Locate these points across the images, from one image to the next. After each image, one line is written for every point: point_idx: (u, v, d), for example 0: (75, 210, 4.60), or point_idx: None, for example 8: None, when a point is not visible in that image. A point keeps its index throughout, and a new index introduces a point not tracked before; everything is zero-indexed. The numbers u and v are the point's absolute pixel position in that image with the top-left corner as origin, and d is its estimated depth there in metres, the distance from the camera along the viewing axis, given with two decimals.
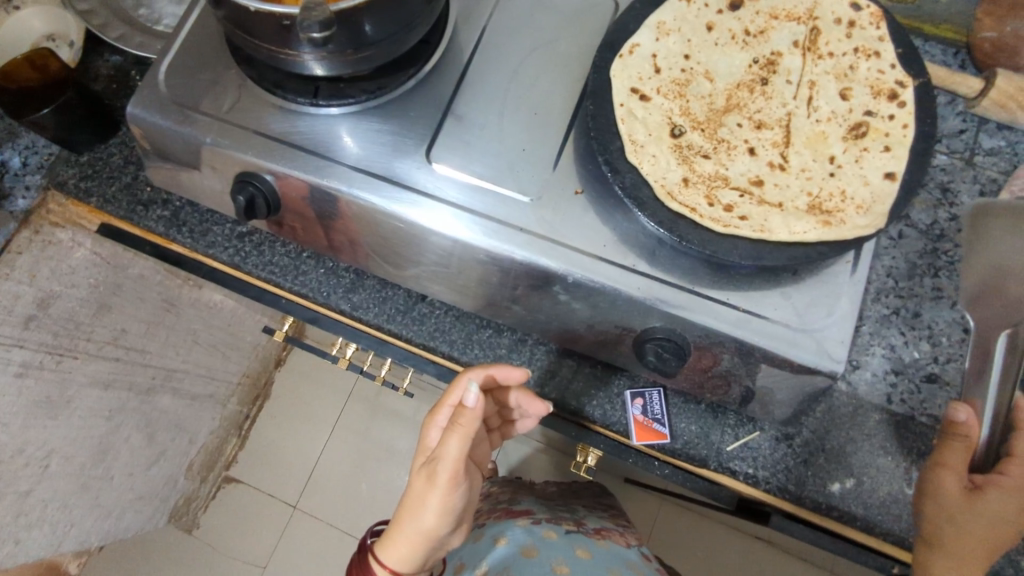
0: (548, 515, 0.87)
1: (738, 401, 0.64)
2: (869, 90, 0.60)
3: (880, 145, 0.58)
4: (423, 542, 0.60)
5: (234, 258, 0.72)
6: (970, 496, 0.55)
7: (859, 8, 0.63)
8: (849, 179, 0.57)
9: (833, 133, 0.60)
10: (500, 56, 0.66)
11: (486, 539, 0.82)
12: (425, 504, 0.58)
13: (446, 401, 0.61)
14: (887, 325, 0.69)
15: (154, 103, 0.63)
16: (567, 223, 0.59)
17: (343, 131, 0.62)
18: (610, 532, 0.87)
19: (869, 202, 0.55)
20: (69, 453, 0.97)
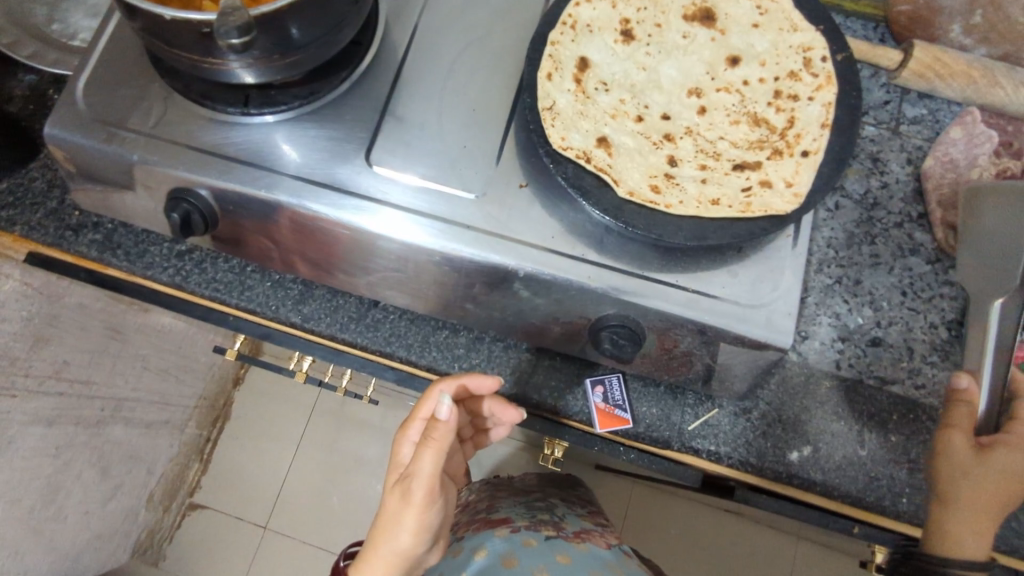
0: (526, 521, 0.86)
1: (700, 378, 0.65)
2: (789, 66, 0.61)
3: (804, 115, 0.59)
4: (398, 564, 0.57)
5: (175, 278, 0.69)
6: (979, 453, 0.60)
7: None
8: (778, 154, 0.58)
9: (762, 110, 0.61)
10: (435, 54, 0.65)
11: (466, 552, 0.81)
12: (401, 523, 0.56)
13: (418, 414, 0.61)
14: (831, 294, 0.71)
15: (73, 122, 0.60)
16: (513, 218, 0.59)
17: (279, 139, 0.61)
18: (589, 534, 0.86)
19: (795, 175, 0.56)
20: (15, 497, 0.92)
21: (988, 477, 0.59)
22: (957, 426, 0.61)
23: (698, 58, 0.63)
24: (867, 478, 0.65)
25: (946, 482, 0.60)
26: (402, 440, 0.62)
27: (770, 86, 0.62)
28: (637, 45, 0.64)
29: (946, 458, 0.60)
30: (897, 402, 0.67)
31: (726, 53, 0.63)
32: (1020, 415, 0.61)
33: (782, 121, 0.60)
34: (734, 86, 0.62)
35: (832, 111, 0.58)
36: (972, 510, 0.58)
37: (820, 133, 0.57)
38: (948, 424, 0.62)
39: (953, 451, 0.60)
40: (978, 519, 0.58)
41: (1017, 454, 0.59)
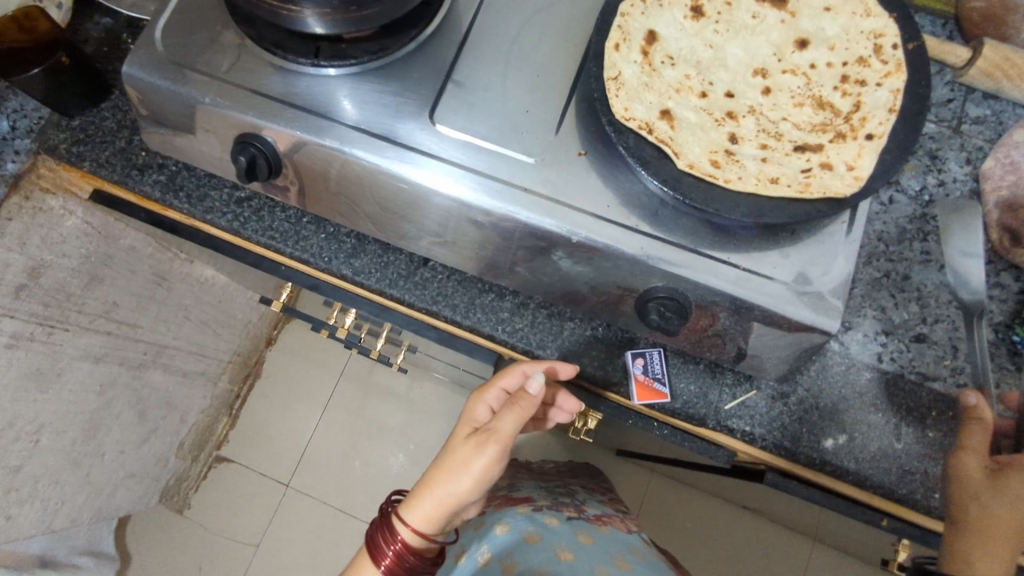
0: (548, 501, 0.87)
1: (733, 358, 0.65)
2: (857, 53, 0.61)
3: (874, 97, 0.59)
4: (443, 512, 0.60)
5: (233, 223, 0.71)
6: (992, 476, 0.59)
7: None
8: (847, 136, 0.58)
9: (827, 93, 0.62)
10: (502, 19, 0.66)
11: (488, 525, 0.81)
12: (460, 471, 0.59)
13: (498, 383, 0.64)
14: (878, 288, 0.71)
15: (150, 62, 0.62)
16: (571, 185, 0.59)
17: (344, 93, 0.62)
18: (609, 518, 0.88)
19: (858, 157, 0.56)
20: (60, 428, 0.96)
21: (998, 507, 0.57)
22: (970, 446, 0.61)
23: (765, 40, 0.63)
24: (900, 471, 0.65)
25: (957, 506, 0.59)
26: (481, 402, 0.64)
27: (835, 72, 0.62)
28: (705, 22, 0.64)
29: (958, 481, 0.60)
30: (936, 399, 0.67)
31: (793, 36, 0.63)
32: None
33: (847, 106, 0.60)
34: (799, 69, 0.63)
35: (900, 97, 0.57)
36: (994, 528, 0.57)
37: (887, 117, 0.57)
38: (961, 445, 0.62)
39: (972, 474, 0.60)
40: (995, 544, 0.56)
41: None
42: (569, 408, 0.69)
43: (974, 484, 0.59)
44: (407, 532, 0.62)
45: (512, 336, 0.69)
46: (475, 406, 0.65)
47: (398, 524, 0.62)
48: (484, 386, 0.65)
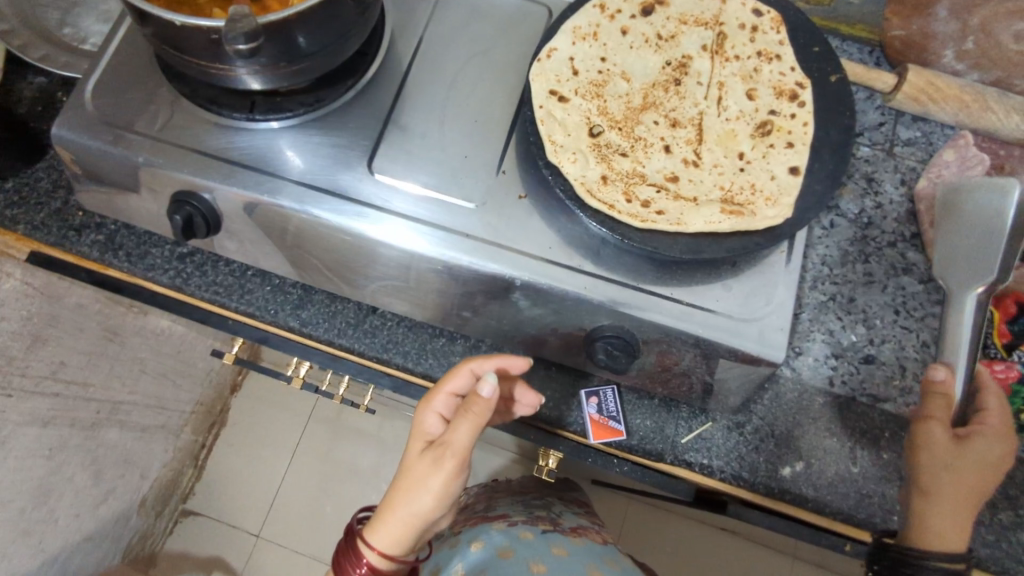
0: (525, 516, 0.82)
1: (701, 396, 0.65)
2: (772, 91, 0.62)
3: (783, 143, 0.59)
4: (407, 536, 0.53)
5: (175, 280, 0.70)
6: (958, 443, 0.58)
7: (761, 13, 0.64)
8: (757, 174, 0.59)
9: (742, 131, 0.61)
10: (438, 66, 0.66)
11: (464, 542, 0.77)
12: (416, 493, 0.52)
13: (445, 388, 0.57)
14: (825, 312, 0.72)
15: (80, 123, 0.61)
16: (511, 229, 0.59)
17: (281, 145, 0.62)
18: (587, 530, 0.82)
19: (776, 195, 0.57)
20: (7, 498, 0.93)
21: (1002, 449, 0.58)
22: (935, 416, 0.59)
23: (594, 149, 0.59)
24: (858, 495, 0.65)
25: (918, 478, 0.58)
26: (436, 412, 0.56)
27: (652, 183, 0.58)
28: (717, 66, 0.63)
29: (925, 449, 0.58)
30: (889, 419, 0.68)
31: (660, 142, 0.60)
32: (986, 408, 0.61)
33: (718, 202, 0.57)
34: (607, 179, 0.58)
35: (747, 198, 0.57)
36: (950, 504, 0.56)
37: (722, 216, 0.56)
38: (926, 415, 0.60)
39: (934, 442, 0.58)
40: (961, 512, 0.56)
41: (969, 467, 0.57)
42: (528, 403, 0.62)
43: (940, 449, 0.58)
44: (369, 559, 0.55)
45: None
46: (427, 415, 0.56)
47: (355, 556, 0.55)
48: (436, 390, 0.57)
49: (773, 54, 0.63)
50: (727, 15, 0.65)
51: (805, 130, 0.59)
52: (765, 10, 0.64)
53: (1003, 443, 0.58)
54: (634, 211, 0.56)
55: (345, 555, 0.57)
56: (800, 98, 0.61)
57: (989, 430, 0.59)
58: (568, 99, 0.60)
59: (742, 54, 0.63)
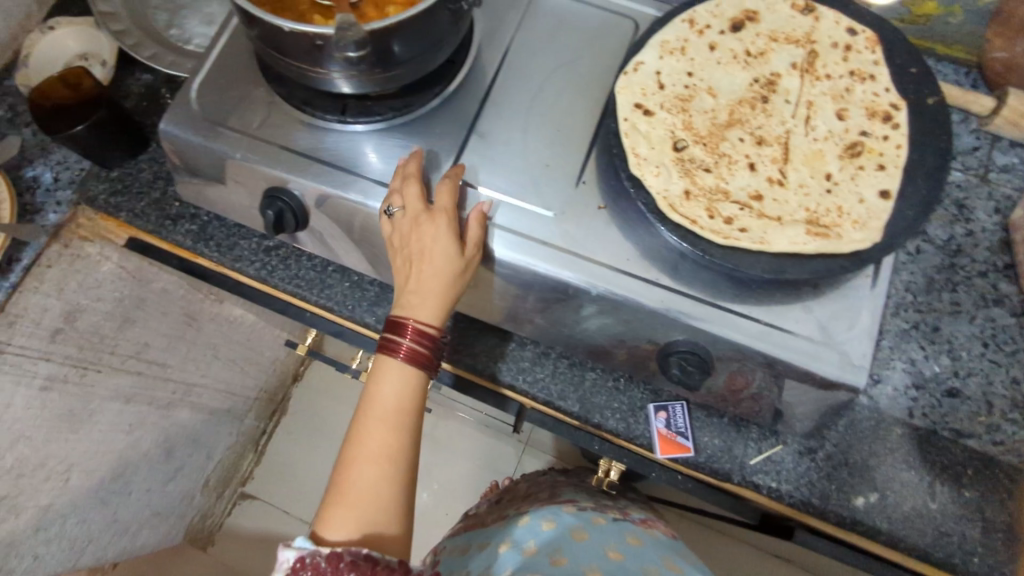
0: (593, 504, 0.79)
1: (771, 419, 0.64)
2: (864, 112, 0.60)
3: (874, 164, 0.58)
4: (447, 298, 0.58)
5: (261, 271, 0.73)
6: None
7: (856, 33, 0.63)
8: (845, 196, 0.57)
9: (830, 151, 0.60)
10: (523, 75, 0.67)
11: (531, 518, 0.73)
12: (449, 242, 0.57)
13: (439, 235, 0.57)
14: (907, 339, 0.69)
15: (185, 119, 0.64)
16: (589, 239, 0.60)
17: (370, 147, 0.64)
18: (655, 523, 0.79)
19: (865, 218, 0.55)
20: (89, 468, 0.99)
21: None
22: None
23: (678, 163, 0.59)
24: (936, 533, 0.62)
25: None
26: (428, 220, 0.58)
27: (735, 200, 0.57)
28: (806, 84, 0.62)
29: None
30: (972, 456, 0.65)
31: (744, 159, 0.59)
32: None
33: (804, 222, 0.56)
34: (689, 194, 0.57)
35: (833, 217, 0.56)
36: None
37: (806, 239, 0.55)
38: None
39: None
40: None
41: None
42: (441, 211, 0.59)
43: None
44: (412, 344, 0.57)
45: (532, 386, 0.69)
46: (421, 236, 0.58)
47: (387, 369, 0.57)
48: (415, 216, 0.58)
49: (867, 74, 0.61)
50: (819, 34, 0.64)
51: (898, 152, 0.57)
52: (861, 30, 0.63)
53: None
54: (716, 227, 0.56)
55: (375, 381, 0.57)
56: (894, 120, 0.59)
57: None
58: (654, 113, 0.60)
59: (833, 73, 0.62)
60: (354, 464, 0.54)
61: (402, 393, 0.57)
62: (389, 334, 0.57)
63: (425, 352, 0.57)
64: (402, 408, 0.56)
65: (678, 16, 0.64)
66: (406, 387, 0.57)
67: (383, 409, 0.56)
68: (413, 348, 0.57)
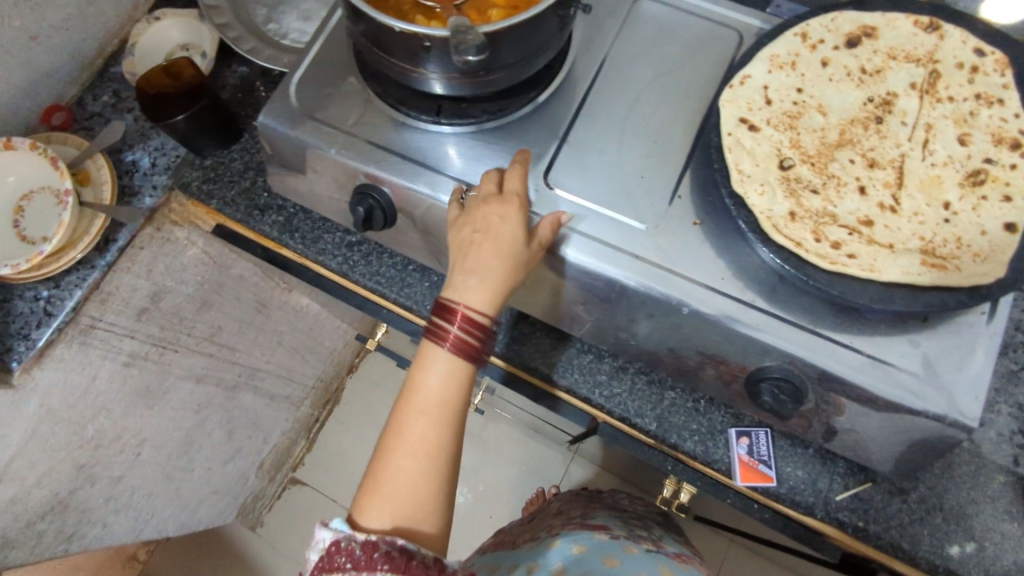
0: (626, 531, 0.80)
1: (822, 436, 0.61)
2: (989, 138, 0.57)
3: (999, 195, 0.55)
4: (500, 289, 0.56)
5: (342, 265, 0.74)
6: None
7: (984, 54, 0.59)
8: (965, 227, 0.54)
9: (949, 178, 0.56)
10: (621, 83, 0.66)
11: (562, 541, 0.76)
12: (511, 232, 0.57)
13: (505, 222, 0.57)
14: (1015, 382, 0.64)
15: (284, 113, 0.65)
16: (683, 255, 0.58)
17: (462, 149, 0.64)
18: (691, 559, 0.79)
19: (987, 251, 0.52)
20: (159, 443, 1.02)
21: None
22: None
23: (783, 182, 0.56)
24: None
25: None
26: (496, 203, 0.58)
27: (844, 225, 0.55)
28: (926, 106, 0.59)
29: None
30: None
31: (854, 182, 0.57)
32: None
33: (919, 252, 0.53)
34: (795, 215, 0.55)
35: (950, 248, 0.53)
36: None
37: (920, 269, 0.52)
38: None
39: None
40: None
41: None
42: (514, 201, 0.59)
43: None
44: (461, 331, 0.55)
45: (607, 401, 0.68)
46: (486, 218, 0.57)
47: (433, 356, 0.55)
48: (484, 198, 0.58)
49: (995, 99, 0.58)
50: (943, 53, 0.60)
51: None
52: (989, 51, 0.59)
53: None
54: (822, 251, 0.53)
55: (420, 370, 0.55)
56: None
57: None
58: (759, 129, 0.58)
59: (957, 95, 0.59)
60: (392, 457, 0.53)
61: (447, 385, 0.54)
62: (439, 318, 0.56)
63: (473, 342, 0.55)
64: (446, 402, 0.54)
65: (791, 29, 0.62)
66: (452, 379, 0.55)
67: (425, 402, 0.54)
68: (461, 337, 0.55)
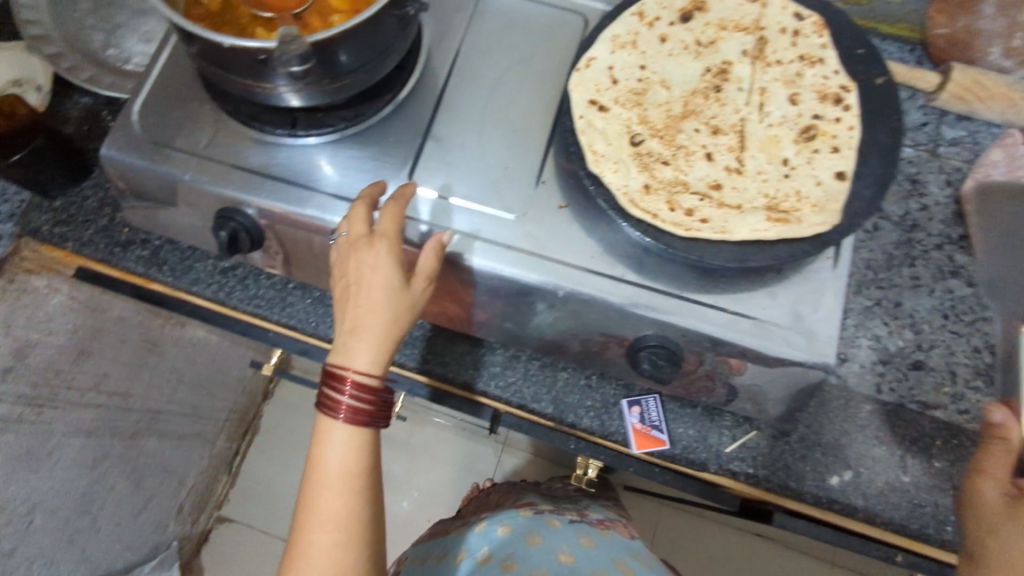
0: (551, 506, 0.81)
1: (726, 399, 0.64)
2: (816, 95, 0.61)
3: (828, 147, 0.58)
4: (387, 343, 0.55)
5: (218, 294, 0.71)
6: (1013, 503, 0.50)
7: (803, 17, 0.63)
8: (803, 180, 0.58)
9: (785, 136, 0.60)
10: (475, 77, 0.66)
11: (487, 525, 0.74)
12: (386, 279, 0.54)
13: (379, 269, 0.54)
14: (870, 317, 0.70)
15: (128, 142, 0.62)
16: (552, 239, 0.59)
17: (323, 159, 0.63)
18: (613, 524, 0.81)
19: (823, 201, 0.56)
20: (54, 507, 0.96)
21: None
22: (991, 473, 0.52)
23: (635, 158, 0.59)
24: (911, 505, 0.64)
25: (973, 542, 0.50)
26: (367, 248, 0.54)
27: (695, 191, 0.58)
28: (758, 71, 0.63)
29: (973, 509, 0.52)
30: (939, 427, 0.66)
31: (701, 150, 0.60)
32: None
33: (764, 209, 0.56)
34: (649, 188, 0.57)
35: (791, 199, 0.57)
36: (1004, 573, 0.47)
37: (766, 224, 0.55)
38: (980, 470, 0.53)
39: (984, 500, 0.51)
40: None
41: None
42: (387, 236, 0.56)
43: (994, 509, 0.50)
44: (351, 399, 0.53)
45: (505, 391, 0.69)
46: (359, 267, 0.54)
47: (329, 426, 0.54)
48: (354, 244, 0.55)
49: (816, 58, 0.62)
50: (767, 20, 0.64)
51: (851, 134, 0.58)
52: (807, 14, 0.63)
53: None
54: (678, 220, 0.55)
55: (320, 443, 0.54)
56: (845, 102, 0.59)
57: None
58: (608, 109, 0.60)
59: (783, 58, 0.63)
60: (305, 537, 0.52)
61: (348, 454, 0.53)
62: (328, 387, 0.54)
63: (367, 406, 0.54)
64: (350, 471, 0.53)
65: (627, 9, 0.64)
66: (352, 444, 0.54)
67: (327, 476, 0.53)
68: (353, 404, 0.53)
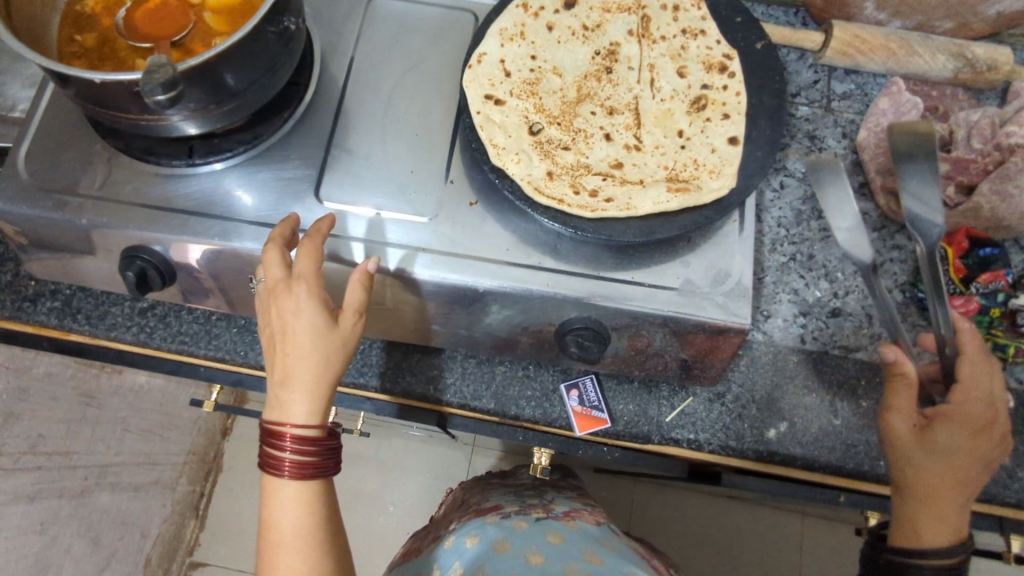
0: (517, 506, 0.75)
1: (678, 372, 0.65)
2: (702, 66, 0.63)
3: (719, 114, 0.60)
4: (321, 388, 0.53)
5: (140, 335, 0.69)
6: (922, 434, 0.57)
7: None
8: (698, 148, 0.59)
9: (678, 109, 0.62)
10: (372, 84, 0.66)
11: (456, 539, 0.68)
12: (309, 324, 0.52)
13: (301, 314, 0.52)
14: (788, 271, 0.73)
15: (17, 193, 0.60)
16: (467, 236, 0.60)
17: (226, 185, 0.61)
18: (581, 513, 0.75)
19: (719, 166, 0.58)
20: None
21: (988, 373, 0.59)
22: (897, 408, 0.58)
23: (536, 147, 0.59)
24: (844, 446, 0.66)
25: (895, 472, 0.58)
26: (286, 293, 0.53)
27: (597, 172, 0.59)
28: (645, 49, 0.64)
29: (888, 443, 0.58)
30: (863, 368, 0.69)
31: (599, 131, 0.61)
32: (962, 379, 0.59)
33: (664, 181, 0.58)
34: (553, 174, 0.58)
35: (689, 168, 0.58)
36: (927, 499, 0.56)
37: (668, 195, 0.57)
38: (889, 406, 0.59)
39: (895, 435, 0.58)
40: (944, 507, 0.56)
41: (958, 427, 0.57)
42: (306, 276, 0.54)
43: (904, 442, 0.57)
44: (292, 454, 0.52)
45: (446, 393, 0.69)
46: (281, 316, 0.53)
47: (277, 484, 0.52)
48: (272, 290, 0.53)
49: (698, 30, 0.64)
50: None
51: (739, 99, 0.60)
52: None
53: (987, 367, 0.59)
54: (583, 203, 0.56)
55: (269, 503, 0.53)
56: (730, 69, 0.62)
57: (975, 358, 0.59)
58: (504, 102, 0.61)
59: (667, 34, 0.64)
60: None
61: (299, 510, 0.52)
62: (268, 445, 0.52)
63: (310, 457, 0.52)
64: (305, 526, 0.52)
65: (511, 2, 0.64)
66: (302, 497, 0.53)
67: (281, 537, 0.51)
68: (295, 459, 0.52)
